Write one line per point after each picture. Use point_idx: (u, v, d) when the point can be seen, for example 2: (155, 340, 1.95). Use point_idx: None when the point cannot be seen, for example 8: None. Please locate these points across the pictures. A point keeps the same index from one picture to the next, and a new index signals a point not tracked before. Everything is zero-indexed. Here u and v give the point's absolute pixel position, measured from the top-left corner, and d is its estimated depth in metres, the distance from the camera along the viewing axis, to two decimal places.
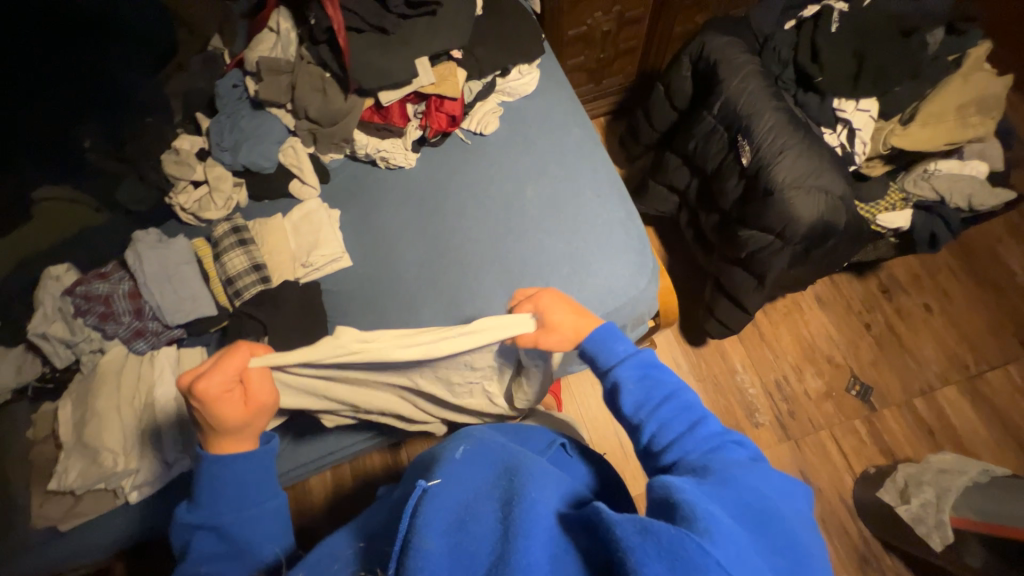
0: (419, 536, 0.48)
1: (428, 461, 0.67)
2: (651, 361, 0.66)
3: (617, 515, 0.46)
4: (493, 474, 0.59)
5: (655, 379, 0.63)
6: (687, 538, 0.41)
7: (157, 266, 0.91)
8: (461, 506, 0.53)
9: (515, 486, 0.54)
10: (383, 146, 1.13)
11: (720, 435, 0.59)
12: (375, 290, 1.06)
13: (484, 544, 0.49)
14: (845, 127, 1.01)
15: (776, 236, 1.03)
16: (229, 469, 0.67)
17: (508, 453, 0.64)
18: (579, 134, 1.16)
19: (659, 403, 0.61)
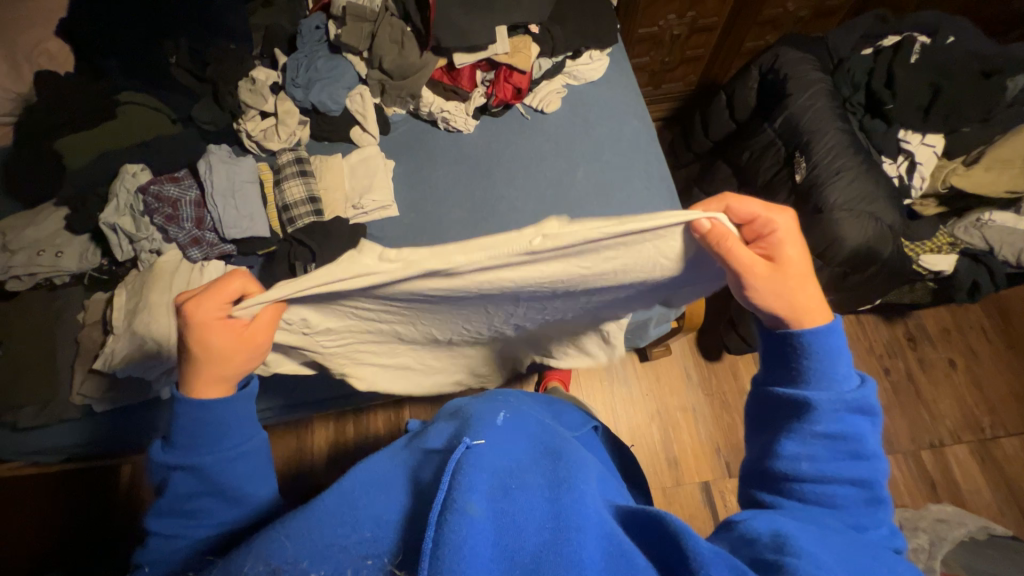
0: (462, 493, 0.43)
1: (456, 412, 0.65)
2: (861, 406, 0.52)
3: (710, 550, 0.42)
4: (535, 449, 0.55)
5: (852, 428, 0.51)
6: None
7: (225, 179, 0.96)
8: (503, 473, 0.48)
9: (564, 470, 0.51)
10: (448, 109, 1.16)
11: (867, 507, 0.51)
12: (414, 241, 1.09)
13: (530, 525, 0.43)
14: (907, 159, 1.01)
15: (817, 256, 1.03)
16: (212, 413, 0.56)
17: (547, 437, 0.61)
18: (637, 126, 1.18)
19: (833, 455, 0.50)
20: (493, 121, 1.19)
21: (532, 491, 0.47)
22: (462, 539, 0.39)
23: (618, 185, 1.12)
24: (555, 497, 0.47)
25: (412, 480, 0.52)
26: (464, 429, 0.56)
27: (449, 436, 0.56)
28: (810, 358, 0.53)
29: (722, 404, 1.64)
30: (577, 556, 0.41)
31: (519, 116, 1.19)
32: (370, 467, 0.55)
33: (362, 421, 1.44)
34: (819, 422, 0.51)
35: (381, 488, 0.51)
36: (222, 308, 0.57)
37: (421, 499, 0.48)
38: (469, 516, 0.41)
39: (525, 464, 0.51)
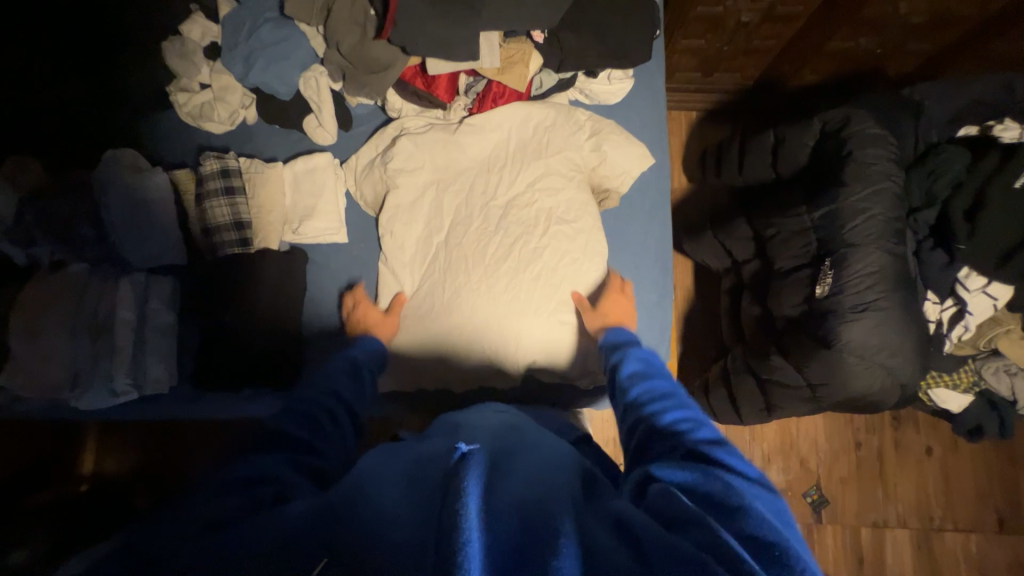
0: (462, 502, 0.41)
1: (452, 426, 0.61)
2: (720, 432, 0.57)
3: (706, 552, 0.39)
4: (533, 460, 0.52)
5: (741, 465, 0.52)
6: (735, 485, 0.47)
7: (127, 197, 0.84)
8: (492, 489, 0.45)
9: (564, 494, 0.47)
10: (391, 136, 0.96)
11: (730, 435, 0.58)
12: (427, 288, 0.94)
13: (533, 522, 0.42)
14: (956, 304, 0.81)
15: (808, 385, 0.90)
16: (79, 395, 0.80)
17: (535, 440, 0.57)
18: (648, 180, 0.97)
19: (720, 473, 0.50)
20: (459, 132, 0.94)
21: (534, 496, 0.46)
22: (461, 546, 0.37)
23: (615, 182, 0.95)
24: (545, 516, 0.43)
25: (410, 472, 0.49)
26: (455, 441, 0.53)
27: (433, 447, 0.53)
28: (672, 419, 0.60)
29: None
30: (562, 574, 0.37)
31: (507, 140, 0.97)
32: (379, 459, 0.53)
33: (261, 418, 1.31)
34: (708, 446, 0.54)
35: (380, 472, 0.50)
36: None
37: (419, 493, 0.46)
38: (468, 524, 0.39)
39: (518, 478, 0.48)
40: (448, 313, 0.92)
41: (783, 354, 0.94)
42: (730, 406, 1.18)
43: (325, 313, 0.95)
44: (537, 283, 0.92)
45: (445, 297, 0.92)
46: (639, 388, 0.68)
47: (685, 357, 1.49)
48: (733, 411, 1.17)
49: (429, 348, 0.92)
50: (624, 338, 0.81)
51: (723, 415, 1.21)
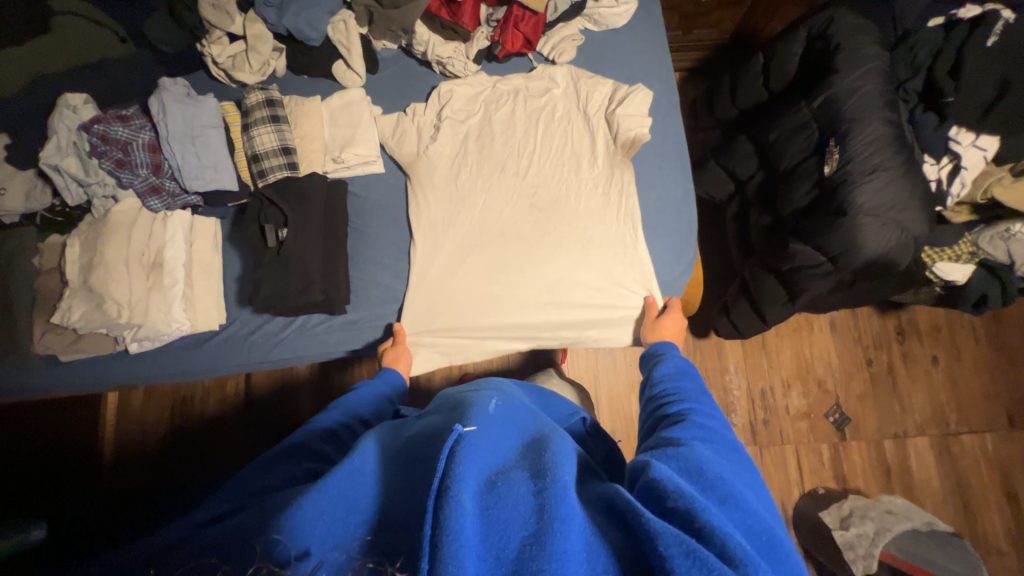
0: (454, 484, 0.42)
1: (452, 403, 0.63)
2: (707, 437, 0.62)
3: (660, 523, 0.42)
4: (527, 438, 0.54)
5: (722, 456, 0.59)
6: (717, 486, 0.52)
7: (184, 123, 0.84)
8: (491, 471, 0.47)
9: (545, 463, 0.48)
10: (437, 106, 1.03)
11: (717, 437, 0.63)
12: (459, 263, 0.98)
13: (524, 503, 0.44)
14: (952, 161, 0.90)
15: (829, 259, 0.97)
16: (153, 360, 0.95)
17: (531, 419, 0.60)
18: (658, 90, 1.05)
19: (703, 473, 0.53)
20: (490, 86, 1.05)
21: (536, 477, 0.47)
22: (452, 537, 0.38)
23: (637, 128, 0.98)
24: (541, 492, 0.45)
25: (411, 458, 0.51)
26: (457, 417, 0.54)
27: (441, 422, 0.55)
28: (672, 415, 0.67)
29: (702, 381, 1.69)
30: (562, 550, 0.39)
31: (523, 75, 1.05)
32: (383, 443, 0.54)
33: (288, 375, 1.29)
34: (694, 435, 0.61)
35: (387, 457, 0.52)
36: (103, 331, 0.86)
37: (419, 477, 0.47)
38: (457, 513, 0.40)
39: (514, 458, 0.50)
40: (489, 285, 0.98)
41: (801, 237, 1.02)
42: (754, 313, 1.25)
43: (369, 237, 1.00)
44: (579, 240, 0.98)
45: (482, 274, 0.98)
46: (660, 393, 0.76)
47: None
48: (757, 316, 1.24)
49: (467, 316, 0.97)
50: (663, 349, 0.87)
51: (748, 324, 1.28)
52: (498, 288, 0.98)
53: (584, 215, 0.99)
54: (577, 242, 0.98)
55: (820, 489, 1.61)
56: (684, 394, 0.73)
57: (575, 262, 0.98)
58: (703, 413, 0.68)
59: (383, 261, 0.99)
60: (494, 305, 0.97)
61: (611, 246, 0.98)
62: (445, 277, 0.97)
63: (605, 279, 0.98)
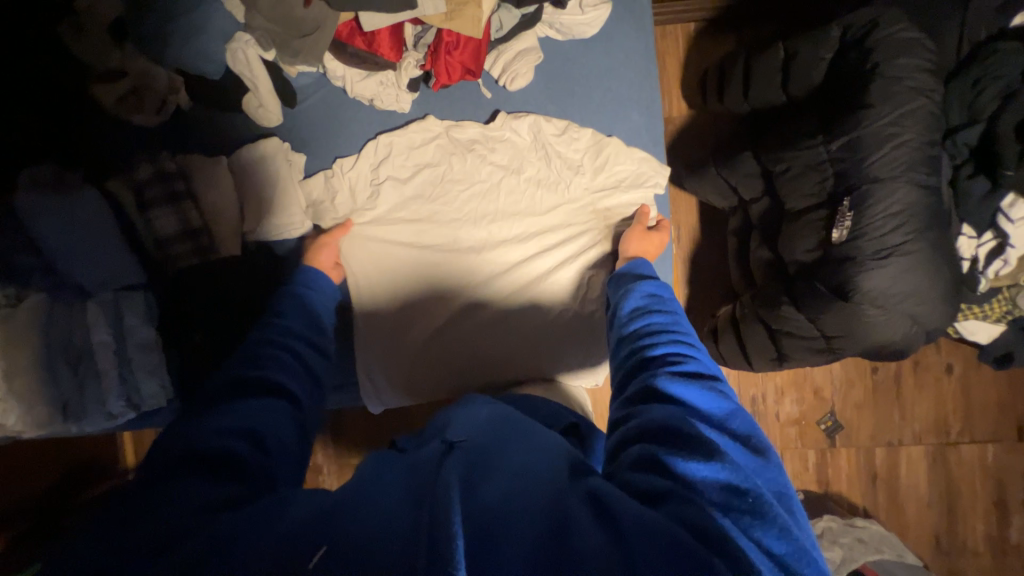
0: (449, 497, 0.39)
1: (428, 429, 0.57)
2: (703, 377, 0.52)
3: (630, 515, 0.39)
4: (518, 427, 0.49)
5: (707, 409, 0.49)
6: (711, 447, 0.44)
7: (60, 224, 0.76)
8: (479, 475, 0.42)
9: (535, 459, 0.45)
10: (370, 164, 0.89)
11: (712, 377, 0.53)
12: (405, 337, 0.89)
13: (520, 497, 0.41)
14: (995, 238, 0.72)
15: (823, 337, 0.84)
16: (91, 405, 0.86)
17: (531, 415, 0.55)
18: (636, 122, 0.87)
19: (695, 431, 0.45)
20: (442, 134, 0.89)
21: (528, 473, 0.43)
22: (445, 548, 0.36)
23: (610, 190, 0.88)
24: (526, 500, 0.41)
25: (400, 467, 0.46)
26: (437, 439, 0.50)
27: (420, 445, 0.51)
28: (660, 346, 0.58)
29: None
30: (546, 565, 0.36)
31: (480, 124, 0.88)
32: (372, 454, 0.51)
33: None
34: (677, 385, 0.51)
35: (366, 462, 0.49)
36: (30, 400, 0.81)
37: (410, 490, 0.42)
38: (455, 524, 0.37)
39: (507, 457, 0.45)
40: (435, 362, 0.89)
41: (794, 304, 0.87)
42: (740, 355, 1.13)
43: None
44: (536, 324, 0.89)
45: (429, 349, 0.89)
46: (647, 310, 0.66)
47: (693, 302, 1.44)
48: (743, 359, 1.13)
49: (411, 388, 0.90)
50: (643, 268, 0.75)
51: (731, 362, 1.17)
52: (446, 362, 0.89)
53: (545, 287, 0.89)
54: (536, 317, 0.89)
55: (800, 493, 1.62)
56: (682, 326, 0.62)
57: (536, 337, 0.89)
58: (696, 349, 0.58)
59: None
60: (440, 380, 0.89)
61: (569, 334, 0.90)
62: (389, 361, 0.89)
63: (562, 361, 0.90)
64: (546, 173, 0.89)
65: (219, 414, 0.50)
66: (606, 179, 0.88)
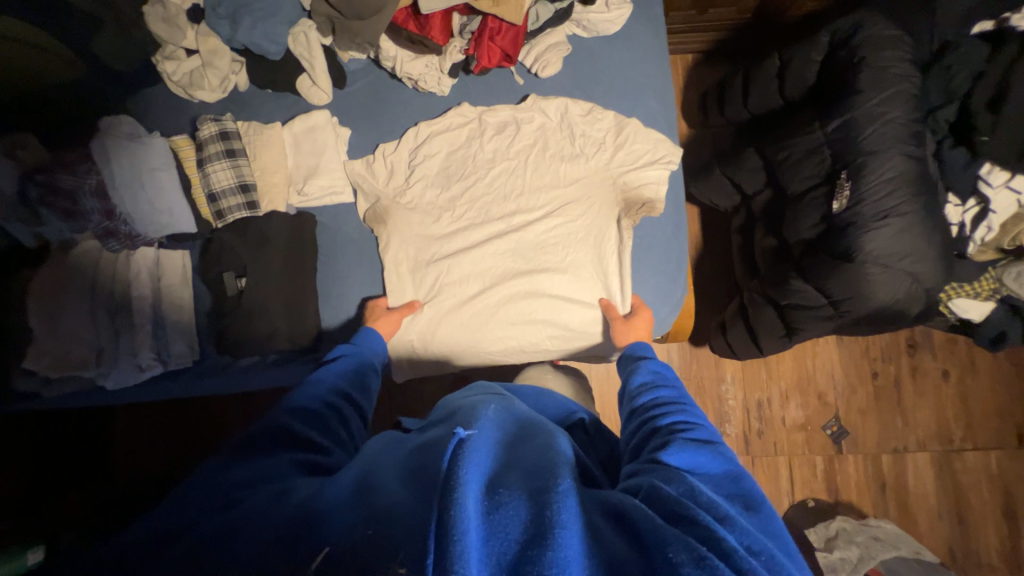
0: (463, 483, 0.42)
1: (447, 414, 0.62)
2: (701, 447, 0.59)
3: (663, 533, 0.42)
4: (527, 440, 0.53)
5: (714, 476, 0.56)
6: (714, 504, 0.48)
7: (128, 166, 0.81)
8: (493, 476, 0.45)
9: (545, 467, 0.48)
10: (410, 150, 0.97)
11: (709, 447, 0.60)
12: (438, 300, 0.96)
13: (532, 493, 0.44)
14: (979, 204, 0.80)
15: (830, 303, 0.90)
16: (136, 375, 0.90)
17: (539, 422, 0.59)
18: (653, 109, 0.97)
19: (697, 490, 0.50)
20: (476, 125, 0.98)
21: (535, 475, 0.47)
22: (461, 529, 0.38)
23: (630, 168, 0.96)
24: (538, 497, 0.43)
25: (409, 459, 0.49)
26: (457, 424, 0.54)
27: (442, 428, 0.55)
28: (661, 422, 0.65)
29: (697, 390, 1.65)
30: (564, 557, 0.38)
31: (511, 105, 0.97)
32: (385, 448, 0.54)
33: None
34: (682, 454, 0.57)
35: (385, 454, 0.52)
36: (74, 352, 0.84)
37: (422, 477, 0.45)
38: (466, 510, 0.40)
39: (515, 462, 0.49)
40: (467, 325, 0.96)
41: (801, 276, 0.94)
42: (749, 340, 1.18)
43: (339, 271, 0.96)
44: (560, 291, 0.96)
45: (461, 314, 0.96)
46: (646, 394, 0.74)
47: None
48: (753, 345, 1.17)
49: (446, 350, 0.97)
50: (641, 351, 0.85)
51: (741, 348, 1.21)
52: (477, 325, 0.96)
53: (570, 255, 0.96)
54: (562, 283, 0.96)
55: (810, 501, 1.60)
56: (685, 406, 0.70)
57: (561, 304, 0.95)
58: (697, 422, 0.65)
59: (354, 298, 0.96)
60: (470, 340, 0.96)
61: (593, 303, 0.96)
62: (425, 325, 0.96)
63: (584, 324, 0.96)
64: (573, 150, 0.97)
65: (259, 435, 0.58)
66: (627, 155, 0.96)
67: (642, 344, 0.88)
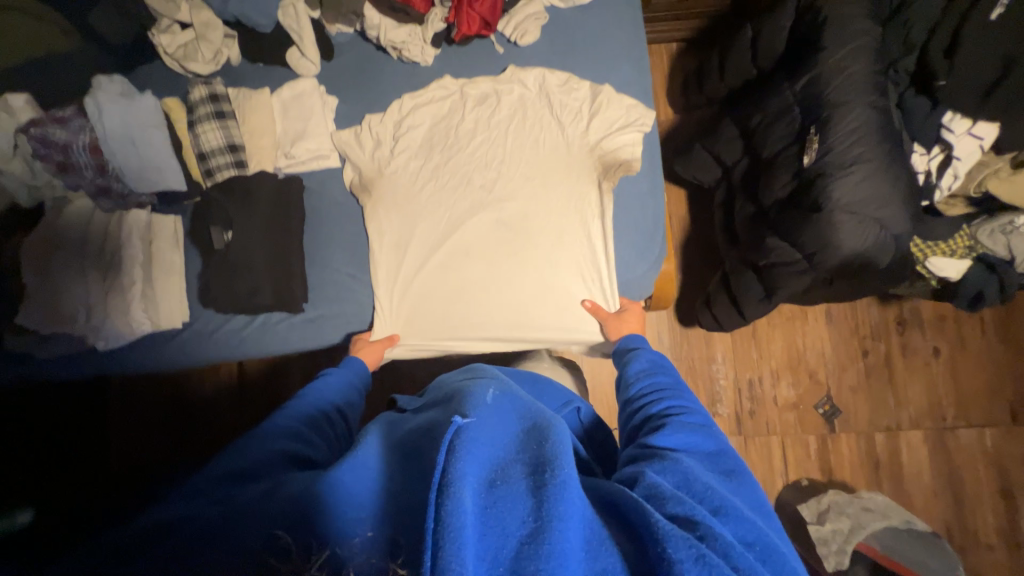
0: (457, 480, 0.40)
1: (446, 397, 0.61)
2: (698, 432, 0.62)
3: (666, 528, 0.42)
4: (527, 421, 0.52)
5: (708, 457, 0.60)
6: (712, 492, 0.51)
7: (120, 122, 0.84)
8: (493, 466, 0.45)
9: (545, 453, 0.46)
10: (394, 124, 1.00)
11: (705, 432, 0.63)
12: (423, 266, 0.99)
13: (530, 485, 0.43)
14: (943, 151, 0.83)
15: (804, 256, 0.91)
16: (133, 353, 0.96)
17: (539, 406, 0.57)
18: (628, 74, 1.01)
19: (695, 483, 0.52)
20: (458, 97, 1.01)
21: (535, 464, 0.46)
22: (452, 531, 0.37)
23: (605, 134, 0.99)
24: (538, 489, 0.43)
25: (407, 460, 0.49)
26: (453, 412, 0.52)
27: (437, 417, 0.54)
28: (658, 410, 0.69)
29: (688, 371, 1.65)
30: (560, 549, 0.38)
31: (492, 78, 1.01)
32: (381, 438, 0.55)
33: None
34: (681, 442, 0.60)
35: (384, 446, 0.53)
36: (69, 306, 0.87)
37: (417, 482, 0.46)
38: (459, 507, 0.38)
39: (515, 451, 0.48)
40: (452, 293, 0.99)
41: (777, 233, 0.96)
42: (733, 308, 1.19)
43: (323, 232, 0.98)
44: (544, 256, 0.98)
45: (446, 282, 0.99)
46: (642, 381, 0.77)
47: None
48: (737, 313, 1.18)
49: (432, 316, 0.99)
50: (634, 342, 0.88)
51: (727, 318, 1.22)
52: (463, 292, 0.98)
53: (552, 218, 0.98)
54: (546, 250, 0.98)
55: (804, 480, 1.59)
56: (684, 390, 0.73)
57: (546, 270, 0.98)
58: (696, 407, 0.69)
59: (339, 259, 0.99)
60: (455, 303, 0.99)
61: (576, 274, 0.98)
62: (410, 292, 0.98)
63: (569, 287, 0.98)
64: (551, 114, 1.00)
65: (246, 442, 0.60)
66: (605, 118, 0.99)
67: (636, 334, 0.91)
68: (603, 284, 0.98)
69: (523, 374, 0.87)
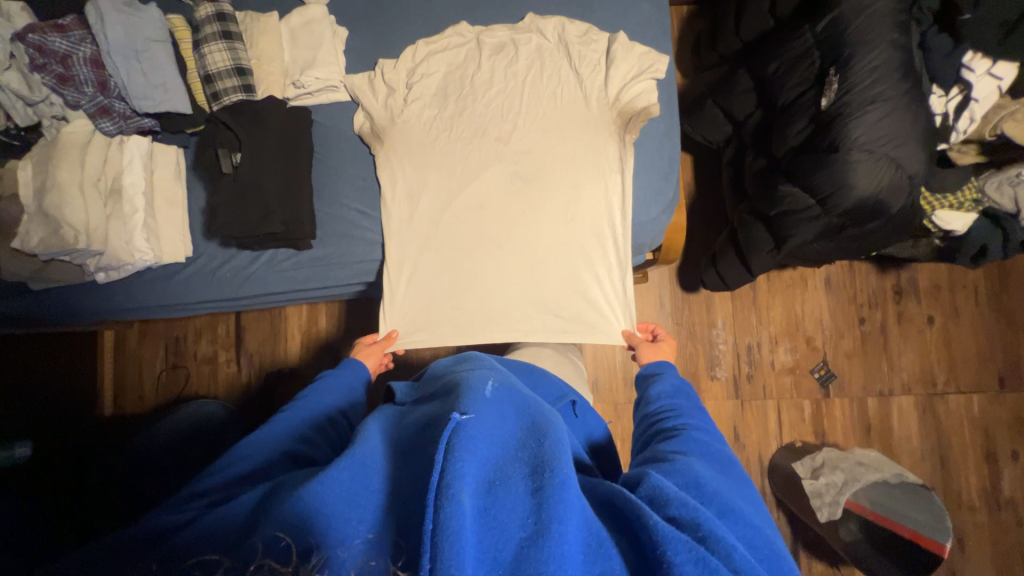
0: (455, 479, 0.38)
1: (443, 387, 0.58)
2: (703, 444, 0.61)
3: (669, 528, 0.41)
4: (529, 416, 0.50)
5: (713, 462, 0.59)
6: (717, 498, 0.50)
7: (124, 36, 0.82)
8: (492, 464, 0.43)
9: (547, 451, 0.44)
10: (408, 69, 0.98)
11: (710, 442, 0.62)
12: (434, 216, 0.97)
13: (531, 486, 0.41)
14: (962, 92, 0.85)
15: (818, 202, 0.91)
16: (128, 287, 0.94)
17: (538, 402, 0.54)
18: (646, 13, 0.99)
19: (701, 490, 0.51)
20: (474, 41, 0.99)
21: (537, 462, 0.43)
22: (449, 531, 0.35)
23: (623, 73, 0.97)
24: (539, 490, 0.41)
25: (408, 449, 0.47)
26: (452, 401, 0.49)
27: (436, 407, 0.50)
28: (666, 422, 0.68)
29: (688, 335, 1.66)
30: (562, 553, 0.37)
31: (510, 27, 0.99)
32: (377, 426, 0.52)
33: (275, 330, 1.36)
34: (687, 450, 0.59)
35: (380, 435, 0.50)
36: None
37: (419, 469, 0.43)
38: (459, 506, 0.36)
39: (515, 446, 0.45)
40: (466, 246, 0.97)
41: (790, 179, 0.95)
42: (740, 266, 1.19)
43: (334, 169, 0.97)
44: (560, 204, 0.97)
45: (460, 238, 0.97)
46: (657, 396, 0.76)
47: None
48: (745, 270, 1.19)
49: (443, 269, 0.97)
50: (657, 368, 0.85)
51: (733, 276, 1.23)
52: (478, 246, 0.97)
53: (569, 164, 0.97)
54: (563, 202, 0.97)
55: (798, 442, 1.61)
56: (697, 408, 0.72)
57: (563, 223, 0.97)
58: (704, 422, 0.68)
59: (349, 196, 0.97)
60: (467, 250, 0.97)
61: (592, 223, 0.97)
62: (422, 244, 0.97)
63: (583, 235, 0.97)
64: (568, 53, 0.98)
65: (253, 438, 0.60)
66: (621, 56, 0.96)
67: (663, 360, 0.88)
68: (615, 231, 0.97)
69: (520, 365, 0.83)
